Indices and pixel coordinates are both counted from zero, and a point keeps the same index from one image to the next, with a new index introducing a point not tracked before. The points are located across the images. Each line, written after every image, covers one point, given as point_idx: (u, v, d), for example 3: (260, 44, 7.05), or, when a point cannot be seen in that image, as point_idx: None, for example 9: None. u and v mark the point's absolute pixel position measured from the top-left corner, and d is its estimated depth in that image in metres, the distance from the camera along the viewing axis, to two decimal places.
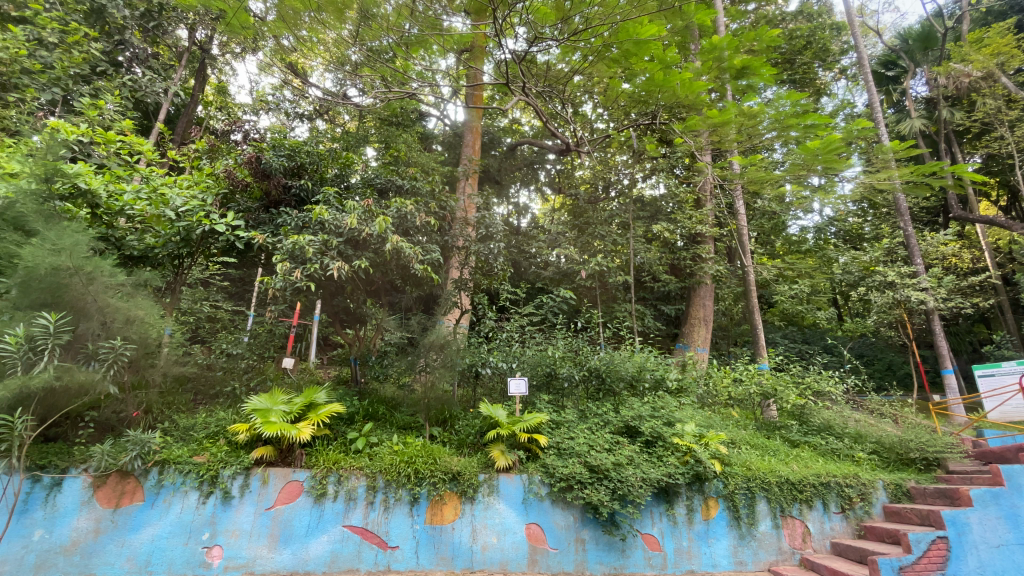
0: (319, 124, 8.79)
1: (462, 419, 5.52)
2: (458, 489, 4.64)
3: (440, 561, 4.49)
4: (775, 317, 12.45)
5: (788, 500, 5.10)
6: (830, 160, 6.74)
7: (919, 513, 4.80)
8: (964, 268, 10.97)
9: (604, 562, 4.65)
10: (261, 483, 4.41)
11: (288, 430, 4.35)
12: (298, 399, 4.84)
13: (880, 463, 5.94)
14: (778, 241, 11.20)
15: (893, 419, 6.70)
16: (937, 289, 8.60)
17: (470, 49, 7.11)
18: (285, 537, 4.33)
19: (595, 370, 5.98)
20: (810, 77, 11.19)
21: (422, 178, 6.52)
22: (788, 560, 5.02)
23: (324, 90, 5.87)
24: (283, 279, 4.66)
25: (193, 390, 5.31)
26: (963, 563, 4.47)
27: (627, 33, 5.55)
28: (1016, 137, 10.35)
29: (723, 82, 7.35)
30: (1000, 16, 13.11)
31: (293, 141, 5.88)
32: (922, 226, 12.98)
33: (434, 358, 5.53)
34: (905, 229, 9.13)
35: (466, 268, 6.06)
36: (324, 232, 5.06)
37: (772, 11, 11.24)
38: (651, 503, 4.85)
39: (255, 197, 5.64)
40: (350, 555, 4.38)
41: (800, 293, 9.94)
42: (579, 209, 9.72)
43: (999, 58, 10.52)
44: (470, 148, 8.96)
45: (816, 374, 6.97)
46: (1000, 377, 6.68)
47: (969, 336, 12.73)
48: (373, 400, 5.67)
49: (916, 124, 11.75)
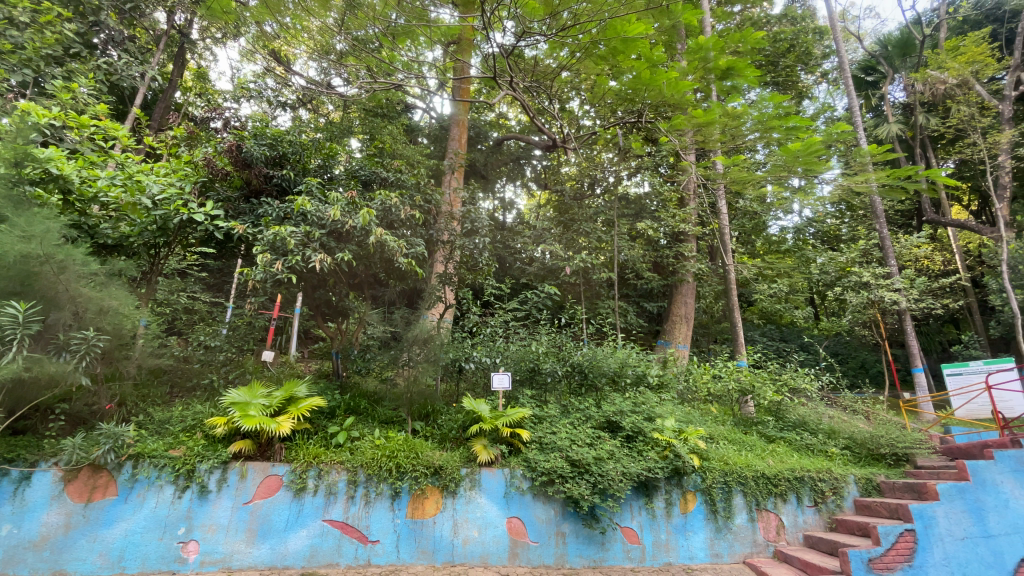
0: (302, 113, 8.55)
1: (445, 414, 5.45)
2: (439, 484, 4.64)
3: (421, 555, 4.49)
4: (753, 316, 12.70)
5: (762, 494, 5.22)
6: (810, 162, 6.88)
7: (889, 507, 4.95)
8: (935, 270, 11.17)
9: (584, 555, 4.71)
10: (239, 477, 4.35)
11: (266, 424, 4.29)
12: (278, 393, 4.76)
13: (852, 458, 6.11)
14: (759, 241, 11.41)
15: (865, 416, 6.90)
16: (909, 290, 8.88)
17: (457, 42, 7.08)
18: (263, 533, 4.29)
19: (578, 366, 6.01)
20: (792, 80, 11.30)
21: (407, 170, 6.40)
22: (762, 552, 5.12)
23: (307, 78, 5.72)
24: (263, 270, 4.56)
25: (169, 382, 5.23)
26: (929, 555, 4.62)
27: (614, 30, 5.66)
28: (987, 143, 10.63)
29: (708, 82, 7.36)
30: (974, 25, 13.46)
31: (275, 129, 5.75)
32: (896, 229, 13.29)
33: (417, 353, 5.57)
34: (881, 231, 9.32)
35: (450, 263, 6.08)
36: (306, 224, 5.00)
37: (757, 13, 11.36)
38: (630, 497, 4.92)
39: (235, 186, 5.52)
40: (329, 550, 4.36)
41: (777, 292, 10.26)
42: (564, 206, 9.82)
43: (975, 67, 10.70)
44: (457, 142, 8.79)
45: (793, 372, 7.17)
46: (967, 376, 7.22)
47: (938, 336, 13.14)
48: (354, 394, 5.60)
49: (892, 130, 12.11)
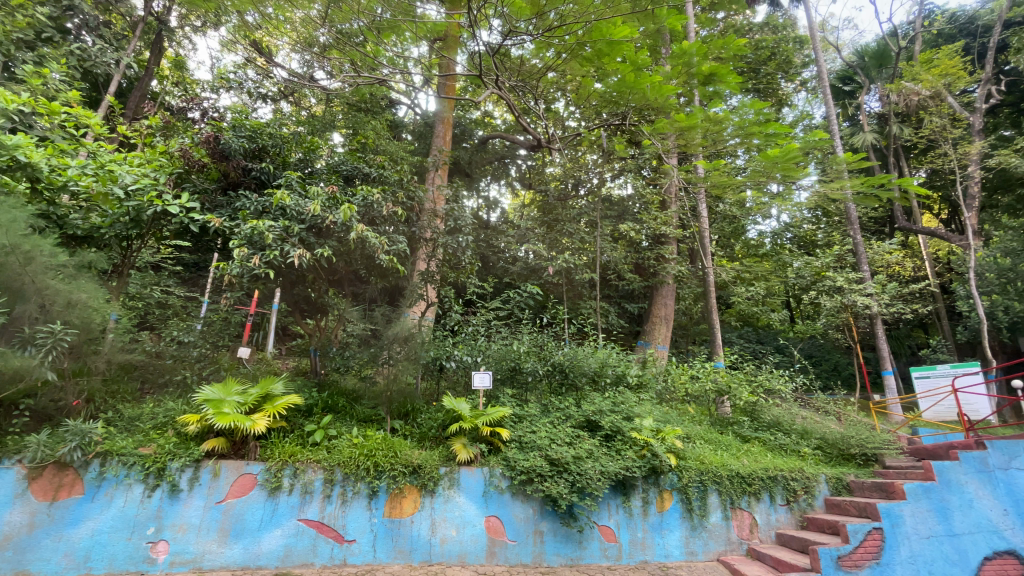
0: (283, 106, 8.39)
1: (425, 412, 5.42)
2: (418, 483, 4.61)
3: (398, 555, 4.46)
4: (731, 317, 12.93)
5: (737, 493, 5.32)
6: (788, 169, 7.04)
7: (858, 506, 5.08)
8: (905, 276, 11.54)
9: (561, 554, 4.74)
10: (212, 476, 4.26)
11: (241, 422, 4.21)
12: (253, 390, 4.67)
13: (823, 458, 6.27)
14: (737, 245, 11.61)
15: (836, 417, 7.09)
16: (881, 295, 9.14)
17: (444, 38, 7.04)
18: (236, 532, 4.21)
19: (559, 365, 6.05)
20: (773, 88, 11.56)
21: (390, 166, 6.33)
22: (736, 550, 5.22)
23: (289, 70, 5.67)
24: (239, 265, 4.48)
25: (140, 378, 5.07)
26: (896, 553, 4.75)
27: (600, 32, 5.72)
28: (957, 154, 10.98)
29: (691, 87, 7.44)
30: (948, 39, 13.89)
31: (254, 121, 5.63)
32: (870, 235, 13.66)
33: (398, 351, 5.51)
34: (855, 237, 9.57)
35: (433, 261, 6.05)
36: (285, 218, 4.92)
37: (740, 20, 11.55)
38: (608, 495, 4.96)
39: (212, 178, 5.40)
40: (304, 550, 4.30)
41: (755, 295, 10.52)
42: (548, 206, 9.90)
43: (946, 79, 11.15)
44: (442, 140, 8.72)
45: (768, 373, 7.34)
46: (934, 379, 7.51)
47: (907, 340, 13.57)
48: (332, 392, 5.53)
49: (868, 139, 12.46)
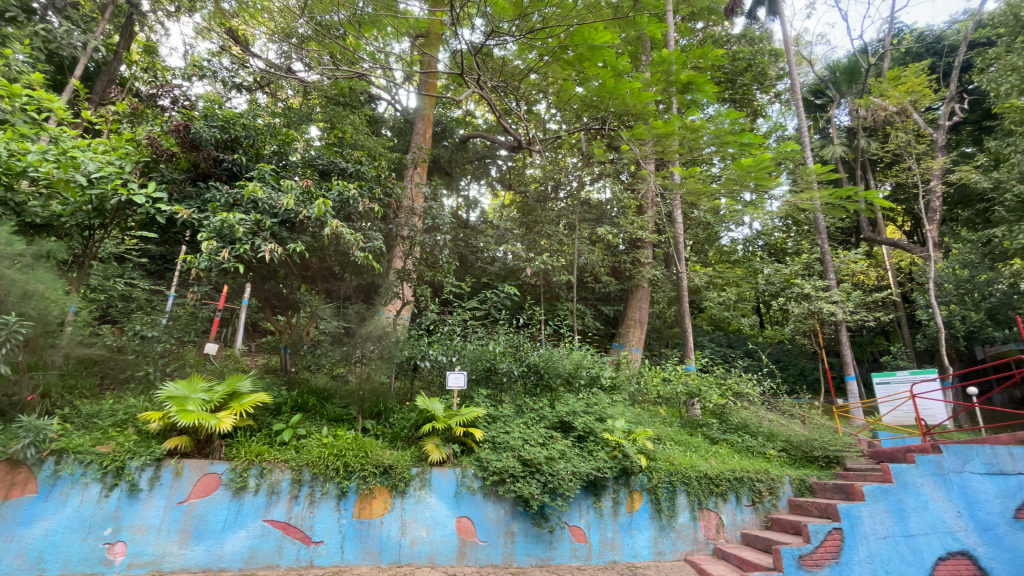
0: (259, 97, 8.19)
1: (398, 412, 5.37)
2: (388, 483, 4.56)
3: (366, 556, 4.41)
4: (704, 321, 13.19)
5: (704, 494, 5.43)
6: (760, 178, 7.24)
7: (819, 506, 5.25)
8: (869, 284, 11.88)
9: (532, 554, 4.76)
10: (174, 475, 4.14)
11: (206, 420, 4.09)
12: (220, 387, 4.55)
13: (788, 460, 6.45)
14: (710, 251, 11.86)
15: (801, 419, 7.29)
16: (846, 303, 9.46)
17: (425, 35, 6.97)
18: (198, 534, 4.09)
19: (534, 366, 6.07)
20: (748, 99, 11.86)
21: (368, 162, 6.24)
22: (702, 550, 5.32)
23: (266, 61, 5.52)
24: (208, 258, 4.38)
25: (100, 373, 4.89)
26: (854, 553, 4.92)
27: (582, 36, 5.76)
28: (921, 169, 11.43)
29: (670, 95, 7.54)
30: (915, 58, 14.45)
31: (227, 111, 5.49)
32: (837, 245, 14.11)
33: (371, 349, 5.42)
34: (823, 246, 9.87)
35: (409, 259, 6.01)
36: (257, 212, 4.81)
37: (718, 31, 11.80)
38: (579, 496, 5.00)
39: (182, 168, 5.27)
40: (269, 551, 4.21)
41: (726, 300, 10.77)
42: (528, 207, 10.05)
43: (913, 96, 11.52)
44: (422, 137, 8.64)
45: (737, 376, 7.52)
46: (895, 385, 7.79)
47: (870, 347, 14.06)
48: (302, 390, 5.43)
49: (837, 151, 12.90)
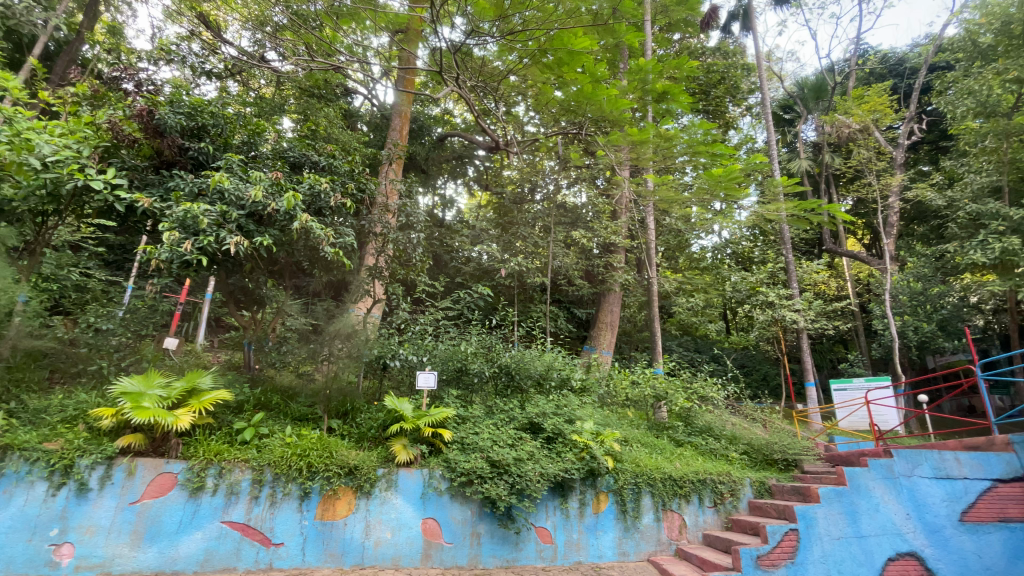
0: (230, 85, 7.94)
1: (365, 412, 5.29)
2: (353, 484, 4.48)
3: (328, 558, 4.32)
4: (672, 326, 13.47)
5: (668, 495, 5.54)
6: (730, 188, 7.47)
7: (777, 508, 5.43)
8: (830, 294, 12.40)
9: (497, 556, 4.76)
10: (126, 475, 3.97)
11: (162, 417, 3.94)
12: (178, 383, 4.38)
13: (749, 462, 6.64)
14: (681, 257, 11.94)
15: (763, 423, 7.53)
16: (807, 311, 9.83)
17: (405, 31, 6.90)
18: (151, 535, 3.94)
19: (505, 367, 6.08)
20: (721, 111, 12.15)
21: (341, 156, 6.13)
22: (665, 550, 5.42)
23: (239, 49, 5.40)
24: (169, 250, 4.22)
25: (49, 366, 4.65)
26: (808, 553, 5.10)
27: (562, 41, 5.86)
28: (880, 185, 11.97)
29: (646, 103, 7.67)
30: (879, 78, 15.12)
31: (195, 97, 5.30)
32: (801, 255, 14.63)
33: (339, 348, 5.41)
34: (788, 256, 10.20)
35: (382, 256, 5.96)
36: (223, 202, 4.68)
37: (694, 43, 12.08)
38: (546, 497, 5.03)
39: (144, 155, 5.09)
40: (226, 554, 4.08)
41: (694, 306, 11.05)
42: (504, 208, 10.10)
43: (875, 114, 12.06)
44: (398, 134, 8.53)
45: (702, 381, 7.73)
46: (851, 392, 8.12)
47: (829, 354, 14.62)
48: (266, 388, 5.29)
49: (803, 165, 13.38)
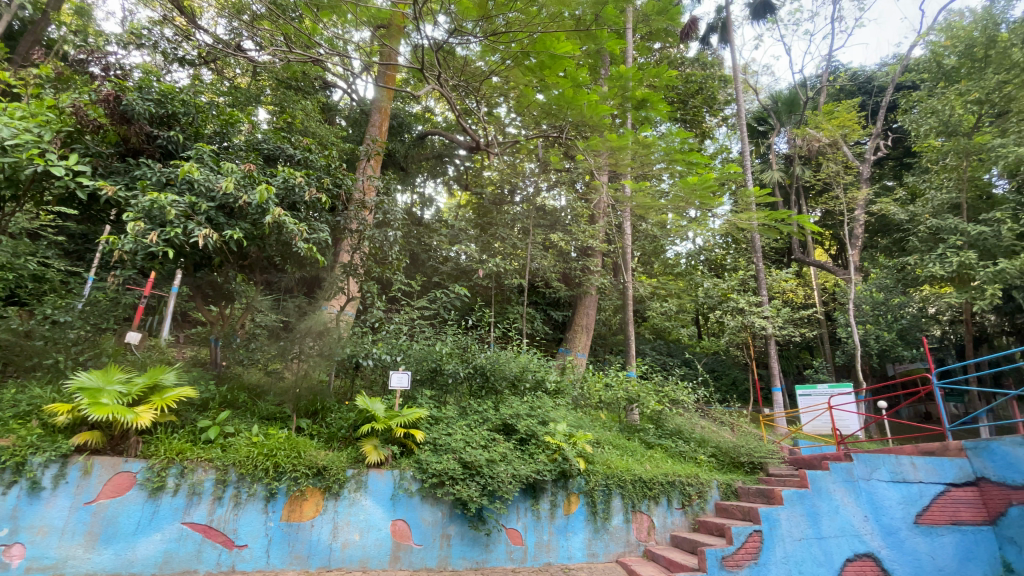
0: (203, 74, 7.73)
1: (335, 412, 5.20)
2: (322, 485, 4.40)
3: (293, 561, 4.23)
4: (646, 330, 13.69)
5: (638, 497, 5.62)
6: (705, 197, 7.67)
7: (743, 510, 5.56)
8: (798, 302, 12.79)
9: (467, 557, 4.74)
10: (81, 474, 3.81)
11: (121, 415, 3.79)
12: (140, 379, 4.23)
13: (717, 465, 6.79)
14: (656, 263, 12.22)
15: (731, 426, 7.71)
16: (775, 318, 10.12)
17: (387, 27, 6.83)
18: (107, 537, 3.79)
19: (480, 368, 6.06)
20: (698, 120, 12.43)
21: (317, 150, 6.04)
22: (634, 551, 5.49)
23: (214, 36, 5.25)
24: (133, 241, 4.08)
25: (2, 360, 4.48)
26: (771, 554, 5.24)
27: (544, 45, 5.93)
28: (847, 198, 12.43)
29: (625, 110, 7.78)
30: (848, 95, 15.70)
31: (166, 85, 5.15)
32: (771, 264, 15.07)
33: (310, 346, 5.32)
34: (758, 264, 10.47)
35: (357, 253, 5.90)
36: (192, 193, 4.54)
37: (674, 53, 12.33)
38: (517, 499, 5.04)
39: (110, 142, 4.87)
40: (186, 556, 3.95)
41: (667, 310, 11.25)
42: (483, 209, 10.11)
43: (844, 129, 12.49)
44: (377, 130, 8.43)
45: (674, 385, 7.88)
46: (814, 397, 8.39)
47: (795, 360, 15.09)
48: (232, 386, 5.16)
49: (775, 177, 13.78)
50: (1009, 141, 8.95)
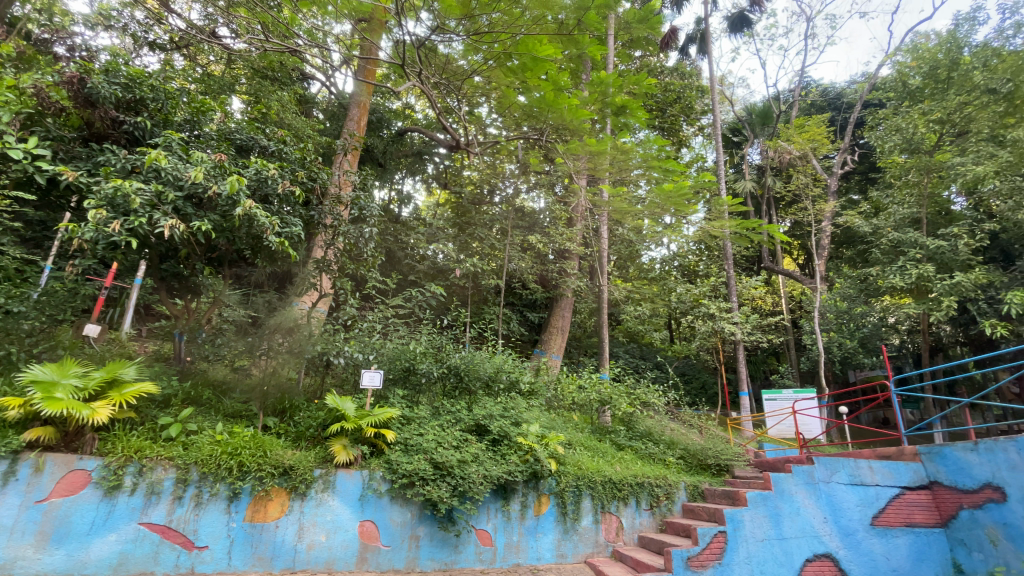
0: (175, 59, 7.48)
1: (304, 410, 5.10)
2: (288, 485, 4.30)
3: (257, 562, 4.13)
4: (620, 333, 13.86)
5: (607, 498, 5.69)
6: (680, 204, 7.86)
7: (708, 511, 5.69)
8: (766, 309, 13.17)
9: (435, 559, 4.71)
10: (32, 471, 3.64)
11: (77, 410, 3.64)
12: (97, 373, 4.06)
13: (685, 467, 6.93)
14: (632, 267, 12.40)
15: (699, 429, 7.88)
16: (744, 324, 10.39)
17: (368, 21, 6.75)
18: (59, 537, 3.63)
19: (454, 368, 6.02)
20: (675, 128, 12.66)
21: (292, 142, 5.91)
22: (602, 552, 5.55)
23: (188, 21, 5.09)
24: (94, 229, 3.93)
25: None
26: (734, 554, 5.37)
27: (526, 47, 5.83)
28: (815, 210, 12.87)
29: (605, 116, 7.86)
30: (818, 109, 16.26)
31: (134, 69, 4.96)
32: (741, 271, 15.47)
33: (279, 342, 5.26)
34: (729, 271, 10.73)
35: (331, 249, 5.81)
36: (159, 182, 4.38)
37: (654, 61, 12.54)
38: (488, 500, 5.04)
39: (72, 125, 4.71)
40: (143, 557, 3.81)
41: (641, 314, 11.40)
42: (462, 208, 10.09)
43: (813, 143, 12.92)
44: (356, 124, 8.31)
45: (645, 387, 8.00)
46: (779, 401, 8.65)
47: (762, 366, 15.52)
48: (196, 382, 5.03)
49: (748, 187, 14.15)
50: (967, 160, 9.39)
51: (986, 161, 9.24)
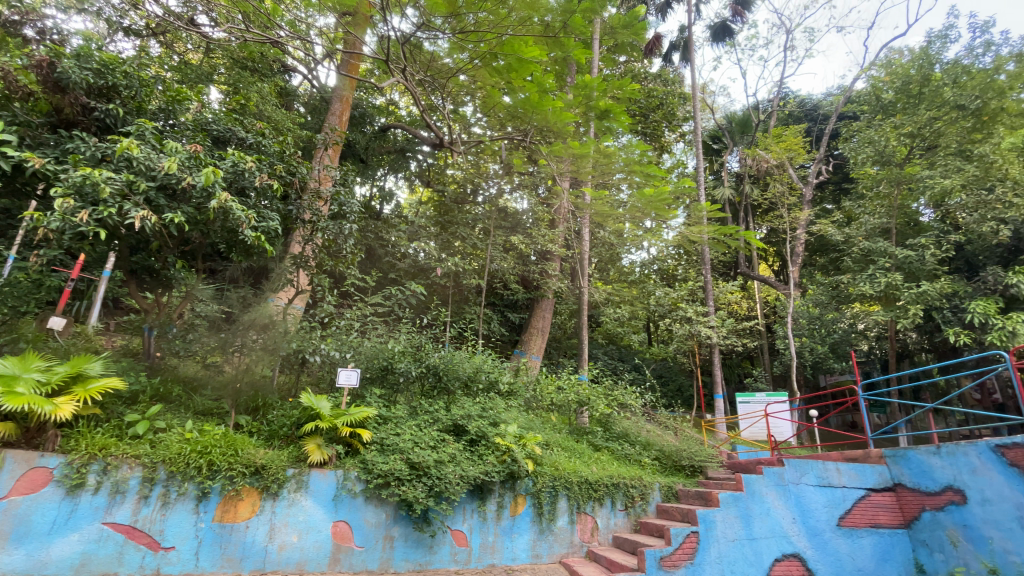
0: (150, 46, 7.27)
1: (278, 409, 5.00)
2: (259, 484, 4.22)
3: (225, 563, 4.03)
4: (600, 335, 13.98)
5: (583, 498, 5.73)
6: (660, 208, 7.99)
7: (682, 511, 5.79)
8: (741, 313, 13.45)
9: (410, 559, 4.67)
10: None
11: (39, 406, 3.51)
12: (61, 367, 3.92)
13: (660, 468, 7.03)
14: (612, 270, 12.52)
15: (674, 430, 7.99)
16: (720, 328, 10.58)
17: (352, 15, 6.67)
18: (17, 537, 3.49)
19: (432, 368, 5.96)
20: (657, 134, 12.83)
21: (271, 135, 5.82)
22: (577, 552, 5.59)
23: (164, 7, 4.95)
24: (60, 219, 3.79)
25: None
26: (706, 553, 5.47)
27: (512, 48, 5.92)
28: (790, 218, 13.19)
29: (589, 119, 7.90)
30: (796, 120, 16.68)
31: (107, 54, 4.80)
32: (718, 276, 15.76)
33: (253, 339, 5.11)
34: (706, 276, 10.92)
35: (309, 245, 5.72)
36: (130, 171, 4.26)
37: (638, 67, 12.70)
38: (464, 500, 5.03)
39: (41, 111, 4.56)
40: (106, 558, 3.70)
41: (620, 316, 11.52)
42: (444, 206, 10.04)
43: (790, 153, 13.26)
44: (338, 119, 8.20)
45: (623, 388, 8.07)
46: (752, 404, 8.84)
47: (737, 369, 15.83)
48: (166, 379, 4.91)
49: (726, 193, 14.43)
50: (936, 173, 9.72)
51: (952, 175, 9.59)
